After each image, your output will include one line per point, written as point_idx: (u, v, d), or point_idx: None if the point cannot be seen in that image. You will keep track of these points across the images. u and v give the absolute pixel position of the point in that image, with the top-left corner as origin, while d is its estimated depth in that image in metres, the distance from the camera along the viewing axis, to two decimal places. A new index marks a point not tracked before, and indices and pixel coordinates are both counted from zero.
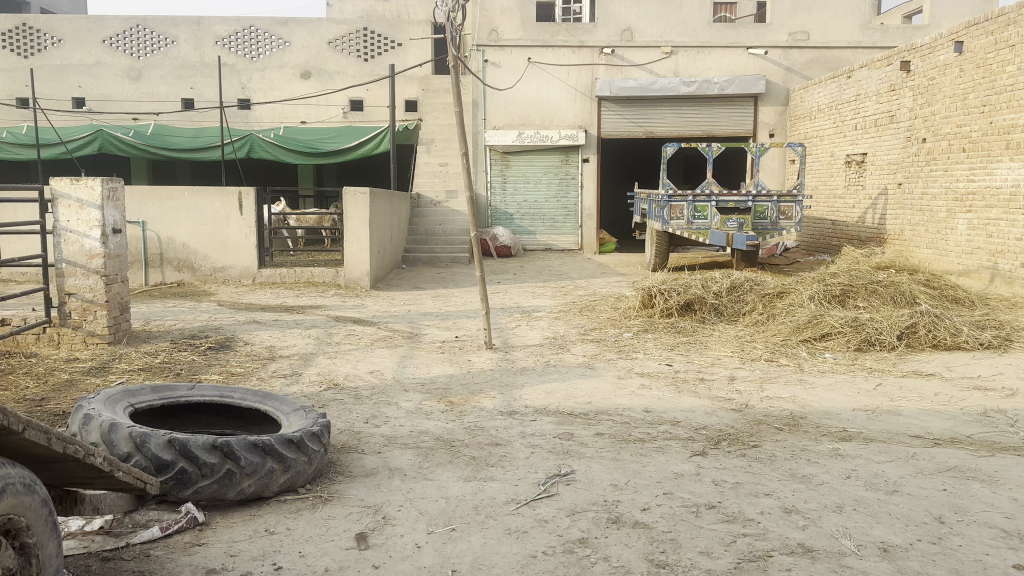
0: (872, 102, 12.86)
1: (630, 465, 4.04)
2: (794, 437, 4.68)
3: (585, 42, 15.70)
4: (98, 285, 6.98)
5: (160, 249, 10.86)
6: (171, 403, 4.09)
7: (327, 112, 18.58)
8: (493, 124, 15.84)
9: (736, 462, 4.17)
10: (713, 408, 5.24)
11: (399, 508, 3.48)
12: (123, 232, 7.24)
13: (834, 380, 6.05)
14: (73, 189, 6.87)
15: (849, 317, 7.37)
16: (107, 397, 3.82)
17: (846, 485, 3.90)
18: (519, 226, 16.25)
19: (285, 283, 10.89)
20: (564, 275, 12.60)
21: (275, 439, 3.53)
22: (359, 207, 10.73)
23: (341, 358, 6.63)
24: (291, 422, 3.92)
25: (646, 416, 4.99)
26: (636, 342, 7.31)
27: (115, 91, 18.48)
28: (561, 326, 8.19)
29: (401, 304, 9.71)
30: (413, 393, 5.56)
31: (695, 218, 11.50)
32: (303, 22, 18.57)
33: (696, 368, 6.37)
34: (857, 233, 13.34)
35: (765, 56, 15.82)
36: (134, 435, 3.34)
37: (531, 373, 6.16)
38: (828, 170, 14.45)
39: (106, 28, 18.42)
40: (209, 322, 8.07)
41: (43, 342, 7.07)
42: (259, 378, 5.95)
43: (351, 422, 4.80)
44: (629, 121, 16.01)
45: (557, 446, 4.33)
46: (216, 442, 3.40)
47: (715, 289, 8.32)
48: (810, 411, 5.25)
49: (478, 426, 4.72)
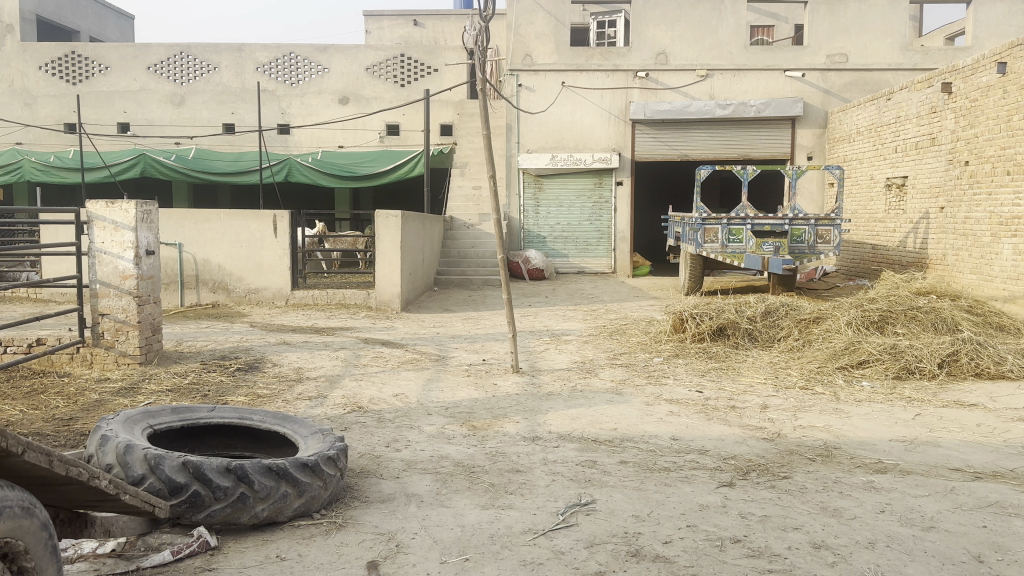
0: (912, 125, 12.59)
1: (654, 495, 3.93)
2: (826, 468, 4.52)
3: (619, 65, 15.68)
4: (130, 306, 7.07)
5: (196, 270, 10.99)
6: (191, 425, 4.09)
7: (363, 137, 18.81)
8: (527, 148, 15.86)
9: (766, 494, 4.03)
10: (742, 436, 5.09)
11: (413, 536, 3.41)
12: (157, 254, 7.33)
13: (871, 409, 5.86)
14: (108, 212, 7.00)
15: (887, 344, 7.16)
16: (126, 417, 3.83)
17: (880, 520, 3.74)
18: (552, 249, 16.19)
19: (318, 305, 10.94)
20: (597, 298, 12.49)
21: (290, 463, 3.49)
22: (391, 229, 10.78)
23: (367, 381, 6.60)
24: (309, 445, 3.88)
25: (673, 443, 4.87)
26: (666, 367, 7.17)
27: (158, 116, 18.93)
28: (590, 350, 8.09)
29: (430, 326, 9.68)
30: (436, 417, 5.50)
31: (729, 241, 11.35)
32: (341, 48, 18.85)
33: (728, 395, 6.21)
34: (898, 258, 13.04)
35: (802, 78, 15.65)
36: (149, 457, 3.34)
37: (556, 398, 6.06)
38: (868, 193, 14.18)
39: (151, 55, 18.86)
40: (240, 344, 8.12)
41: (77, 362, 7.18)
42: (285, 401, 5.94)
43: (372, 446, 4.75)
44: (664, 144, 15.90)
45: (579, 474, 4.24)
46: (230, 465, 3.37)
47: (749, 314, 8.15)
48: (845, 441, 5.08)
49: (499, 452, 4.64)
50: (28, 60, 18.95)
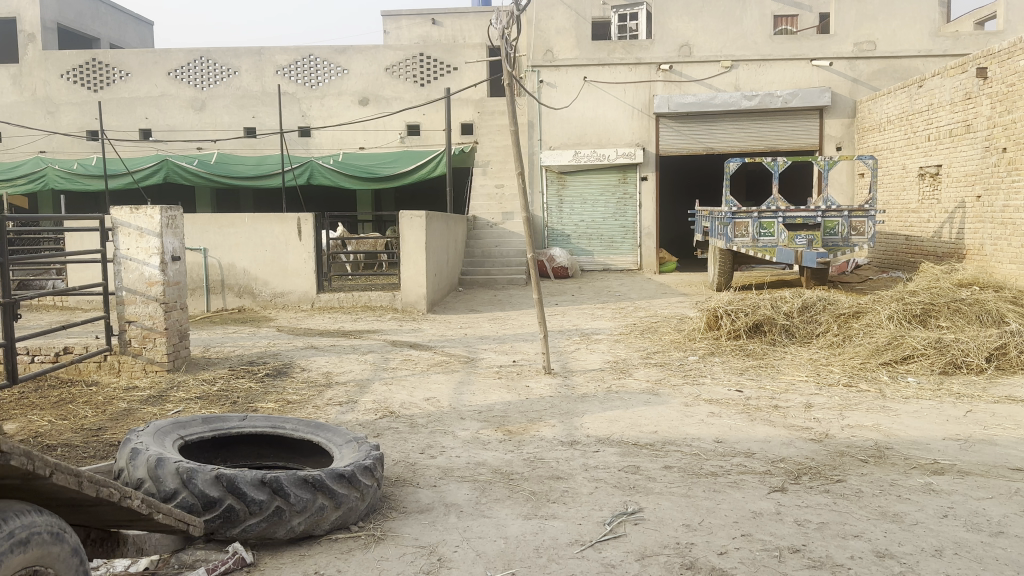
0: (945, 112, 12.28)
1: (703, 503, 3.75)
2: (881, 470, 4.32)
3: (642, 58, 15.46)
4: (157, 312, 7.00)
5: (221, 275, 10.94)
6: (222, 435, 3.98)
7: (385, 137, 18.74)
8: (549, 145, 15.69)
9: (820, 499, 3.84)
10: (789, 438, 4.90)
11: (455, 549, 3.27)
12: (183, 260, 7.24)
13: (919, 407, 5.63)
14: (133, 218, 6.92)
15: (932, 337, 6.93)
16: (157, 428, 3.73)
17: (945, 525, 3.54)
18: (576, 246, 16.00)
19: (344, 308, 10.85)
20: (624, 295, 12.31)
21: (326, 474, 3.36)
22: (416, 229, 10.67)
23: (397, 385, 6.47)
24: (344, 454, 3.74)
25: (718, 446, 4.69)
26: (702, 366, 6.98)
27: (180, 121, 18.97)
28: (622, 349, 7.91)
29: (458, 327, 9.55)
30: (470, 421, 5.35)
31: (760, 235, 11.10)
32: (361, 49, 18.78)
33: (769, 395, 6.02)
34: (933, 249, 12.74)
35: (830, 67, 15.35)
36: (181, 470, 3.22)
37: (592, 400, 5.89)
38: (900, 184, 13.88)
39: (171, 61, 18.90)
40: (268, 348, 8.04)
41: (104, 370, 7.13)
42: (316, 406, 5.83)
43: (406, 453, 4.61)
44: (689, 137, 15.65)
45: (623, 480, 4.07)
46: (265, 478, 3.25)
47: (786, 309, 7.94)
48: (896, 440, 4.87)
49: (537, 458, 4.49)
50: (50, 69, 19.07)
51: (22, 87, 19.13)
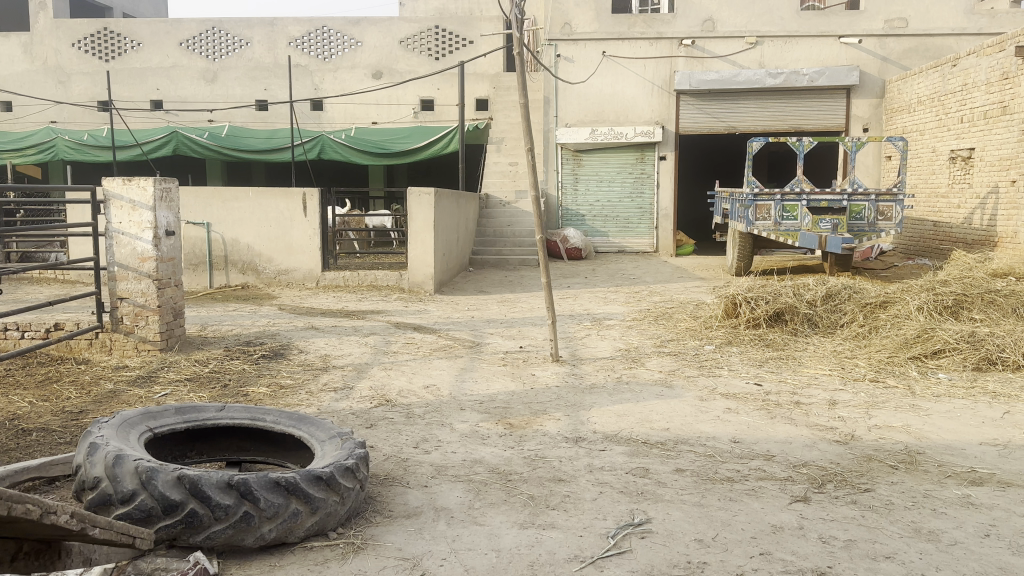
0: (980, 93, 11.72)
1: (718, 514, 3.41)
2: (911, 478, 3.96)
3: (663, 33, 14.95)
4: (150, 289, 6.71)
5: (225, 251, 10.65)
6: (197, 427, 3.69)
7: (398, 112, 18.37)
8: (565, 121, 15.24)
9: (846, 512, 3.50)
10: (812, 439, 4.54)
11: (441, 562, 2.95)
12: (178, 235, 6.94)
13: (952, 407, 5.25)
14: (125, 190, 6.63)
15: (965, 331, 6.51)
16: (124, 420, 3.45)
17: (986, 547, 3.18)
18: (591, 227, 15.60)
19: (349, 287, 10.55)
20: (639, 279, 11.93)
21: (301, 476, 3.04)
22: (424, 207, 10.31)
23: (396, 371, 6.16)
24: (326, 452, 3.42)
25: (734, 447, 4.35)
26: (720, 356, 6.62)
27: (191, 93, 18.64)
28: (634, 337, 7.55)
29: (466, 309, 9.23)
30: (470, 413, 5.03)
31: (783, 219, 10.66)
32: (375, 21, 18.37)
33: (790, 390, 5.65)
34: (963, 236, 12.28)
35: (859, 45, 14.79)
36: (140, 470, 2.92)
37: (600, 392, 5.55)
38: (930, 167, 13.36)
39: (183, 31, 18.57)
40: (267, 328, 7.74)
41: (95, 347, 6.88)
42: (309, 392, 5.52)
43: (399, 447, 4.29)
44: (711, 116, 15.15)
45: (630, 485, 3.73)
46: (232, 480, 2.94)
47: (809, 298, 7.55)
48: (929, 444, 4.49)
49: (539, 456, 4.16)
50: (61, 37, 18.79)
51: (33, 55, 18.89)
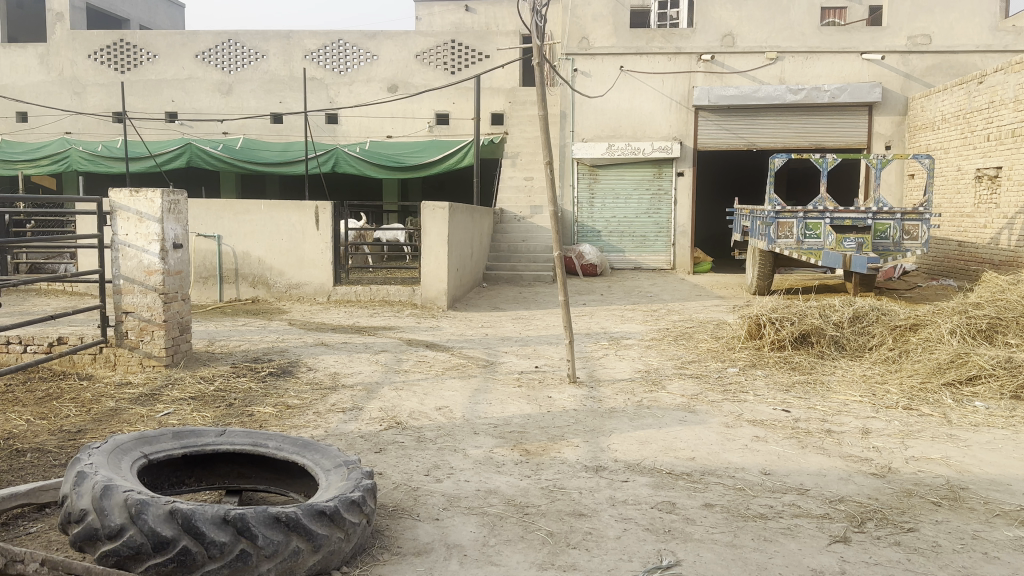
0: (1008, 110, 11.44)
1: (752, 556, 3.16)
2: (957, 517, 3.69)
3: (682, 48, 14.77)
4: (156, 304, 6.52)
5: (235, 264, 10.49)
6: (195, 453, 3.49)
7: (412, 126, 18.26)
8: (581, 136, 15.05)
9: (892, 555, 3.23)
10: (847, 471, 4.28)
11: None
12: (185, 248, 6.77)
13: (993, 437, 4.96)
14: (132, 201, 6.46)
15: (1001, 356, 6.22)
16: (117, 446, 3.26)
17: None
18: (607, 243, 15.38)
19: (360, 301, 10.35)
20: (656, 296, 11.68)
21: (303, 510, 2.82)
22: (438, 222, 10.12)
23: (408, 391, 5.93)
24: (331, 482, 3.19)
25: (765, 480, 4.10)
26: (744, 379, 6.36)
27: (206, 105, 18.59)
28: (654, 357, 7.30)
29: (479, 326, 9.02)
30: (484, 438, 4.79)
31: (806, 237, 10.41)
32: (391, 35, 18.29)
33: (820, 417, 5.38)
34: (990, 256, 12.00)
35: (882, 61, 14.55)
36: (129, 504, 2.70)
37: (621, 417, 5.30)
38: (955, 186, 13.06)
39: (199, 43, 18.55)
40: (276, 344, 7.54)
41: (100, 362, 6.70)
42: (316, 413, 5.30)
43: (409, 475, 4.06)
44: (730, 132, 14.92)
45: (656, 521, 3.48)
46: (228, 515, 2.71)
47: (836, 319, 7.28)
48: (972, 479, 4.22)
49: (557, 487, 3.92)
50: (79, 49, 18.82)
51: (50, 67, 18.92)
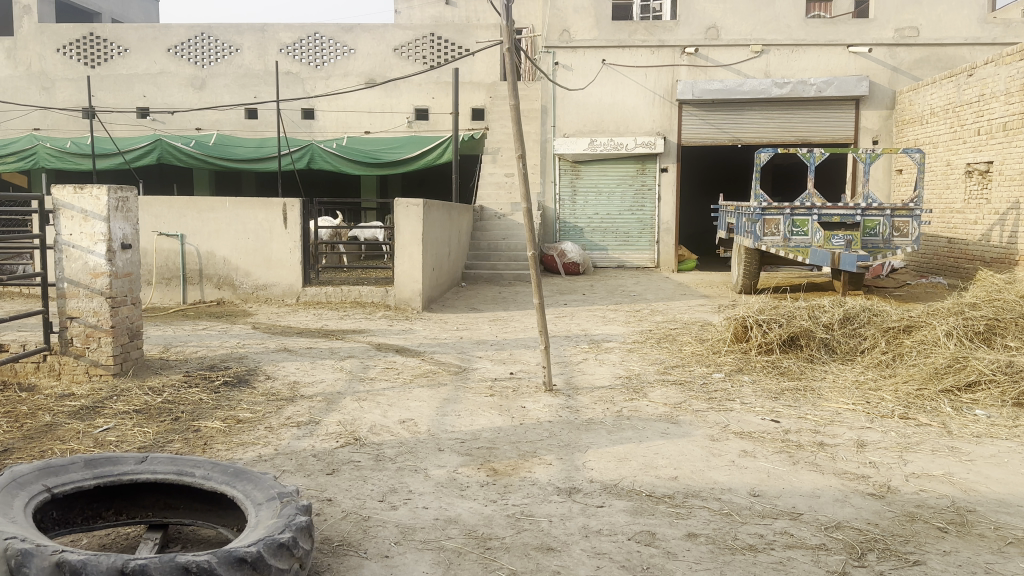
0: (999, 103, 11.16)
1: None
2: (966, 546, 3.33)
3: (665, 41, 14.41)
4: (102, 308, 6.08)
5: (200, 264, 10.05)
6: (108, 484, 3.09)
7: (391, 121, 17.82)
8: (563, 131, 14.67)
9: None
10: (844, 492, 3.91)
11: None
12: (135, 248, 6.33)
13: (998, 451, 4.60)
14: (76, 199, 6.02)
15: (1001, 360, 5.87)
16: (13, 481, 2.89)
17: None
18: (589, 241, 15.01)
19: (331, 303, 9.93)
20: (639, 296, 11.31)
21: (216, 558, 2.41)
22: (412, 219, 9.69)
23: (371, 402, 5.51)
24: (261, 520, 2.78)
25: (754, 503, 3.72)
26: (730, 386, 5.99)
27: (178, 99, 18.06)
28: (635, 362, 6.92)
29: (454, 329, 8.60)
30: (449, 455, 4.39)
31: (792, 234, 10.07)
32: (368, 28, 17.84)
33: (812, 428, 5.02)
34: (981, 254, 11.76)
35: (869, 54, 14.25)
36: (11, 554, 2.35)
37: (598, 430, 4.91)
38: (944, 180, 12.76)
39: (171, 36, 18.01)
40: (235, 351, 7.09)
41: (44, 372, 6.25)
42: (269, 428, 4.88)
43: (361, 502, 3.65)
44: (715, 127, 14.59)
45: (633, 557, 3.10)
46: (126, 566, 2.33)
47: (826, 320, 6.94)
48: (979, 499, 3.86)
49: (525, 514, 3.53)
50: (46, 43, 18.24)
51: (17, 61, 18.32)
